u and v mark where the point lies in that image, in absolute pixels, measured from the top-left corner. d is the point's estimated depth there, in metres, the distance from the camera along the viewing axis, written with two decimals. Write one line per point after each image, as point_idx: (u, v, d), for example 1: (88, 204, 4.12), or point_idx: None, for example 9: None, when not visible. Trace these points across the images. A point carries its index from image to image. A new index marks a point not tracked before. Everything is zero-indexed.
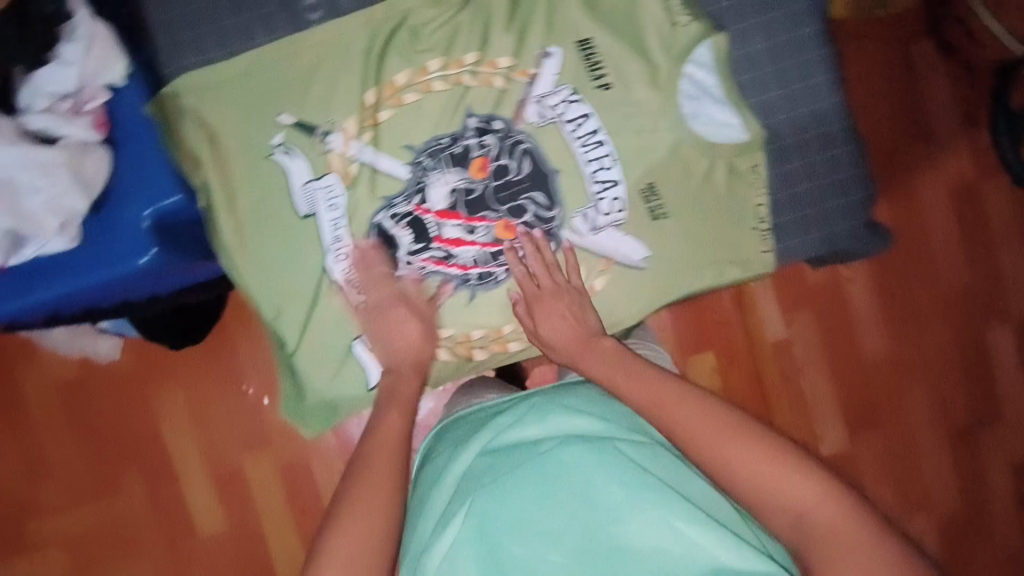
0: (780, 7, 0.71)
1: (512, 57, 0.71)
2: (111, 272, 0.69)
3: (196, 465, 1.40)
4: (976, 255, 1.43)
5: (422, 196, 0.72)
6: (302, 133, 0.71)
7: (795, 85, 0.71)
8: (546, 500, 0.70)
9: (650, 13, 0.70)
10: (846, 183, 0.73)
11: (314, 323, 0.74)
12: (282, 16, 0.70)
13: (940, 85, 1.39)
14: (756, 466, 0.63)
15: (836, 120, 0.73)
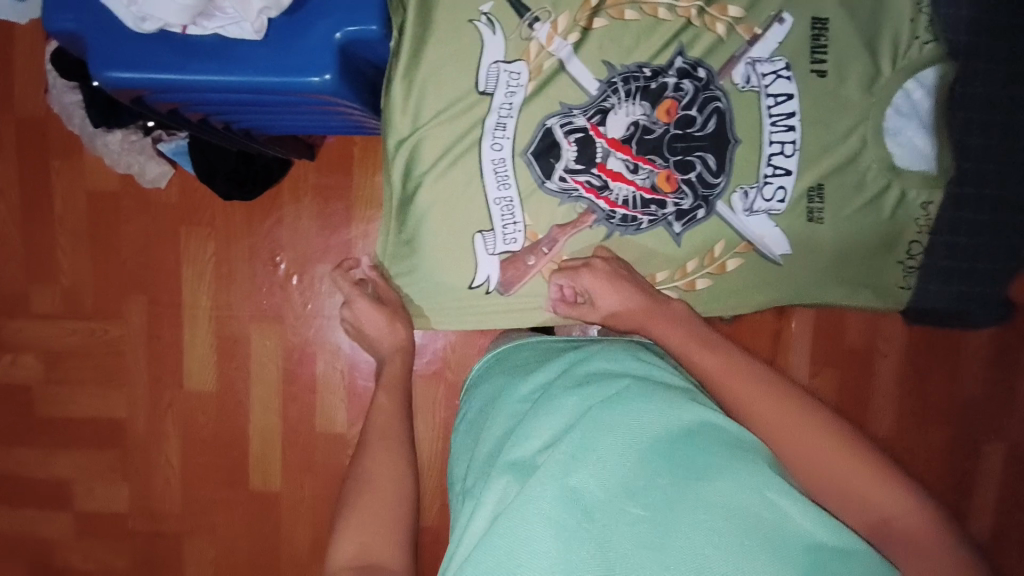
0: (1003, 60, 0.71)
1: (744, 9, 0.68)
2: (275, 78, 0.64)
3: (202, 319, 1.31)
4: (1006, 369, 1.40)
5: (601, 117, 0.70)
6: (512, 12, 0.68)
7: (994, 140, 0.73)
8: (626, 449, 0.56)
9: (894, 17, 0.69)
10: (996, 250, 0.75)
11: (447, 201, 0.71)
12: None
13: None
14: (835, 463, 0.55)
15: (1011, 188, 0.74)
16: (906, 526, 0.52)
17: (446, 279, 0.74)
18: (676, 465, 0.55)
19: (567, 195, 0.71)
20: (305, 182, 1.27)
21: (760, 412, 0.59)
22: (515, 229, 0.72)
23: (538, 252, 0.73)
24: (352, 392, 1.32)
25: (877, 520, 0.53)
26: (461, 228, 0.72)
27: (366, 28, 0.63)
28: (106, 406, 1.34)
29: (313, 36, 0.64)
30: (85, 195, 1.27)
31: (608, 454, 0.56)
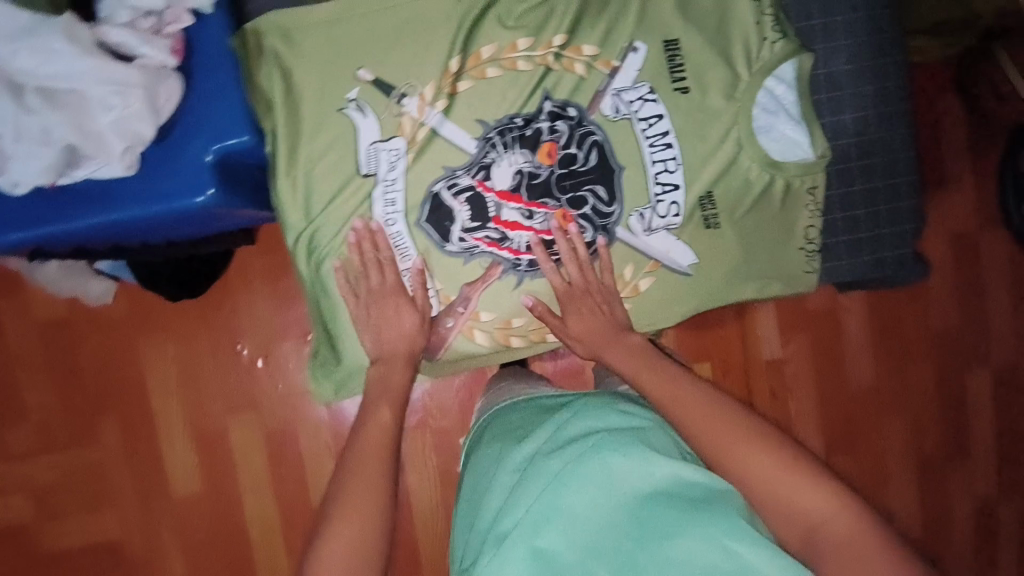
0: (860, 36, 0.73)
1: (599, 45, 0.71)
2: (162, 208, 0.65)
3: (178, 422, 1.30)
4: (970, 296, 1.43)
5: (485, 173, 0.71)
6: (378, 92, 0.69)
7: (871, 110, 0.73)
8: (596, 510, 0.59)
9: (741, 23, 0.71)
10: (898, 211, 0.75)
11: (357, 283, 0.73)
12: None
13: (961, 136, 1.38)
14: (767, 469, 0.60)
15: (900, 151, 0.75)
16: (835, 532, 0.56)
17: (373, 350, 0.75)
18: (643, 526, 0.57)
19: (469, 253, 0.73)
20: (250, 268, 1.27)
21: (710, 431, 0.64)
22: (427, 296, 0.74)
23: (456, 313, 0.74)
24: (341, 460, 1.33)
25: (810, 528, 0.57)
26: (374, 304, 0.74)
27: (239, 140, 0.66)
28: (97, 531, 1.31)
29: (187, 159, 0.65)
30: (33, 327, 1.27)
31: (580, 514, 0.59)
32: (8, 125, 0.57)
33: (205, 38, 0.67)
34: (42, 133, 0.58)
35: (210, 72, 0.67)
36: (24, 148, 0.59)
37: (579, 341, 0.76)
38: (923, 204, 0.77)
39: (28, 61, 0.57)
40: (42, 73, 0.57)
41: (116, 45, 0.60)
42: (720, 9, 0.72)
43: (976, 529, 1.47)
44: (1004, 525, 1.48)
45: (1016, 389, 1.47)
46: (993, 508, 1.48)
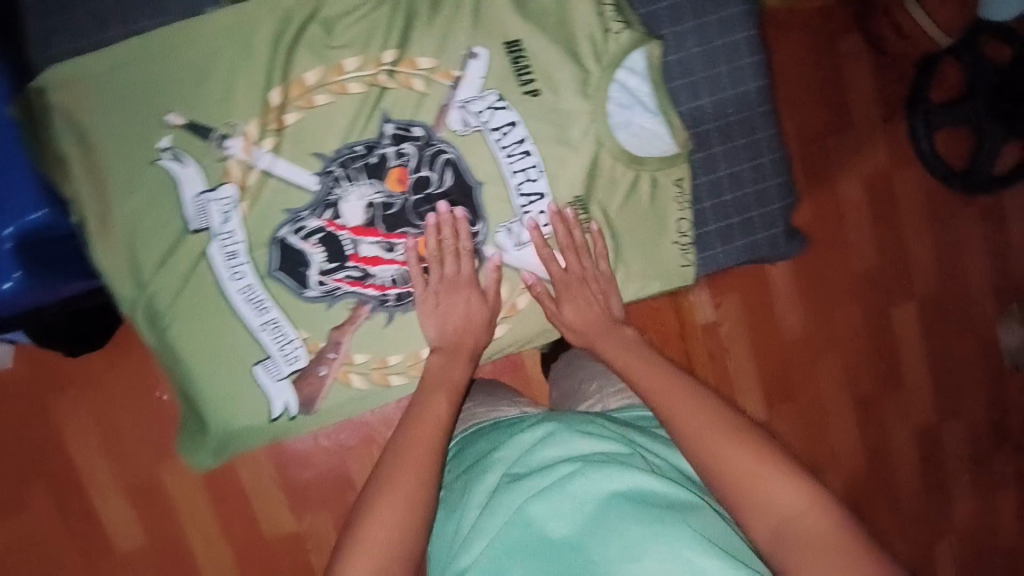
0: (709, 16, 0.69)
1: (434, 56, 0.65)
2: None
3: (109, 479, 1.07)
4: (889, 229, 1.41)
5: (333, 211, 0.66)
6: (195, 138, 0.63)
7: (727, 93, 0.70)
8: (561, 535, 0.56)
9: (582, 15, 0.67)
10: (765, 191, 0.74)
11: (210, 345, 0.67)
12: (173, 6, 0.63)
13: (864, 73, 1.36)
14: (750, 466, 0.57)
15: (762, 131, 0.72)
16: (810, 527, 0.54)
17: (239, 416, 0.69)
18: (609, 546, 0.54)
19: (331, 296, 0.68)
20: None
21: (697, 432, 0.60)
22: (294, 347, 0.68)
23: (328, 360, 0.69)
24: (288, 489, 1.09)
25: (782, 523, 0.55)
26: (233, 366, 0.68)
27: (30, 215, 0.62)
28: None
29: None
30: None
31: (546, 541, 0.56)
32: None
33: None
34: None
35: None
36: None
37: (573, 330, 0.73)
38: (793, 179, 0.76)
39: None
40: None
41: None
42: (559, 2, 0.67)
43: (921, 460, 1.47)
44: (952, 448, 1.49)
45: (942, 315, 1.47)
46: (936, 435, 1.48)
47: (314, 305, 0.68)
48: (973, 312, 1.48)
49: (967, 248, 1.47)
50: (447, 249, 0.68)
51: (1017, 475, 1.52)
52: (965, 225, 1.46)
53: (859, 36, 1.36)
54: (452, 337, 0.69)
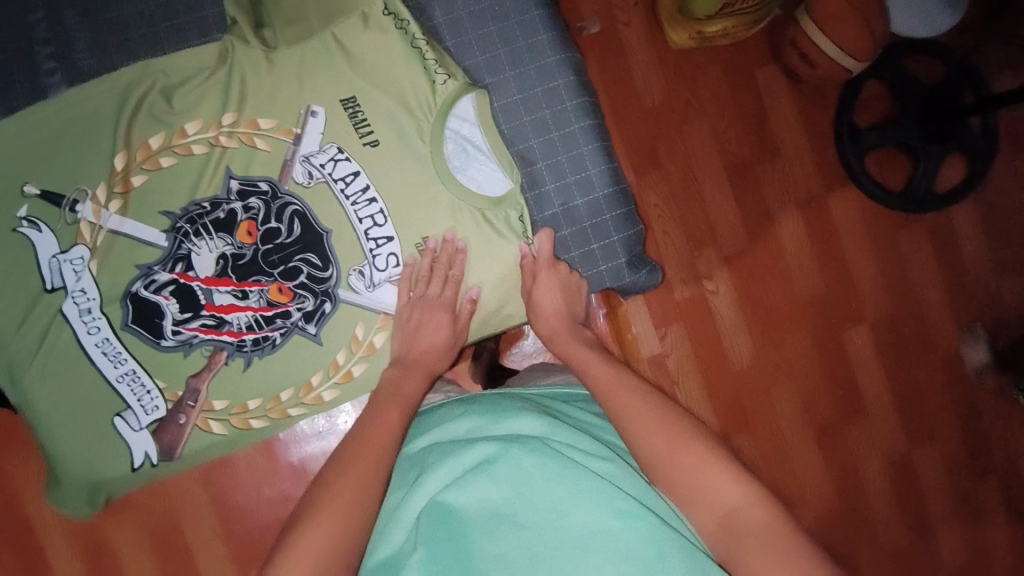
0: (526, 66, 0.75)
1: (275, 118, 0.70)
2: None
3: (60, 540, 1.04)
4: (826, 247, 1.32)
5: (184, 265, 0.69)
6: (48, 205, 0.67)
7: (552, 134, 0.76)
8: (491, 506, 0.57)
9: (409, 69, 0.71)
10: (600, 225, 0.77)
11: (69, 399, 0.69)
12: (19, 84, 0.68)
13: (785, 99, 1.30)
14: (700, 468, 0.61)
15: (592, 165, 0.76)
16: (754, 519, 0.57)
17: (98, 467, 0.70)
18: (536, 510, 0.56)
19: (187, 344, 0.69)
20: None
21: (644, 431, 0.64)
22: (152, 398, 0.69)
23: (187, 408, 0.70)
24: (234, 541, 1.07)
25: (729, 513, 0.58)
26: (91, 419, 0.69)
27: None
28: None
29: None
30: None
31: (475, 517, 0.56)
32: None
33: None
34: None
35: None
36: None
37: (536, 313, 0.76)
38: (634, 211, 0.79)
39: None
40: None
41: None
42: (386, 58, 0.71)
43: (897, 495, 1.34)
44: (924, 477, 1.35)
45: (901, 340, 1.35)
46: (907, 459, 1.35)
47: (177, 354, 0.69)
48: (929, 334, 1.35)
49: (917, 268, 1.34)
50: (432, 273, 0.72)
51: (1005, 502, 1.36)
52: (909, 238, 1.34)
53: (773, 64, 1.30)
54: (412, 357, 0.73)
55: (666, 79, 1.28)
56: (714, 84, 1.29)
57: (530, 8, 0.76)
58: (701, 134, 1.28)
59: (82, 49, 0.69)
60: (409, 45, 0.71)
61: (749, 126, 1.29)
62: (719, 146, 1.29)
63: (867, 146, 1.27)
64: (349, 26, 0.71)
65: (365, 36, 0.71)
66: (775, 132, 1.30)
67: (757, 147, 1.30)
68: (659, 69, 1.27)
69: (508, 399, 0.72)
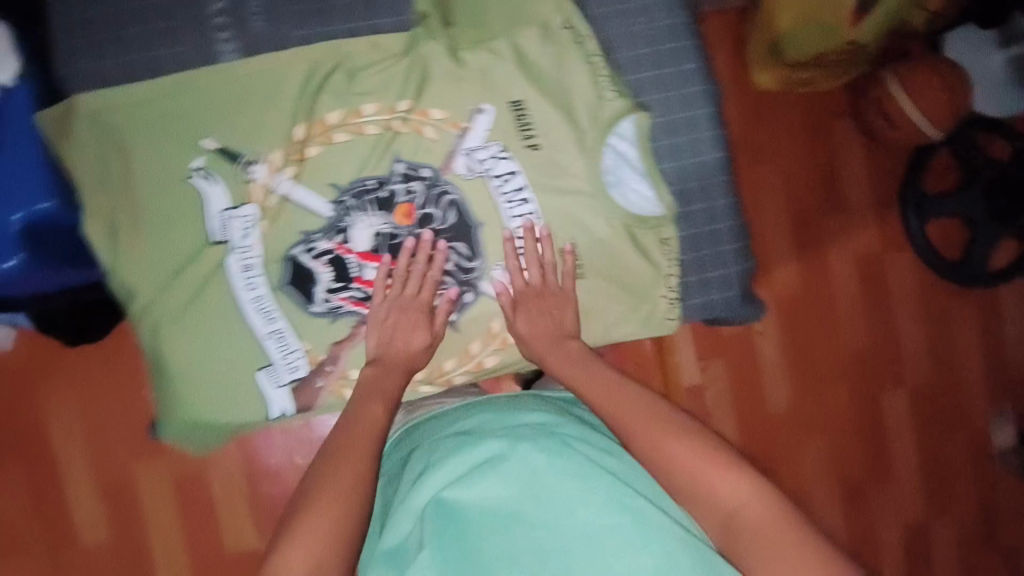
0: (672, 91, 0.76)
1: (446, 109, 0.73)
2: None
3: (84, 477, 1.12)
4: (876, 309, 1.35)
5: (342, 236, 0.72)
6: (224, 161, 0.69)
7: (687, 160, 0.77)
8: (501, 500, 0.61)
9: (579, 82, 0.74)
10: (721, 254, 0.79)
11: (210, 347, 0.70)
12: (189, 37, 0.67)
13: (858, 157, 1.34)
14: (689, 461, 0.66)
15: (719, 197, 0.79)
16: (754, 518, 0.62)
17: (229, 417, 0.72)
18: (545, 507, 0.60)
19: (334, 313, 0.72)
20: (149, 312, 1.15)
21: (631, 424, 0.70)
22: (295, 357, 0.71)
23: (325, 373, 0.73)
24: (257, 506, 1.14)
25: (729, 514, 0.63)
26: (230, 371, 0.71)
27: (44, 204, 0.66)
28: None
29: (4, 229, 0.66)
30: None
31: (481, 511, 0.61)
32: None
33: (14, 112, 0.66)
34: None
35: (16, 143, 0.66)
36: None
37: (528, 345, 0.75)
38: (749, 246, 0.81)
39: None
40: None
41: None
42: (559, 69, 0.74)
43: (908, 559, 1.36)
44: (937, 547, 1.37)
45: (935, 409, 1.38)
46: (924, 528, 1.37)
47: (326, 320, 0.72)
48: (963, 408, 1.39)
49: (960, 341, 1.39)
50: (410, 273, 0.72)
51: None
52: (957, 313, 1.38)
53: (850, 120, 1.33)
54: (392, 356, 0.73)
55: (749, 126, 1.31)
56: (795, 134, 1.31)
57: (682, 38, 0.76)
58: (771, 180, 1.31)
59: (255, 12, 0.68)
60: (583, 61, 0.74)
61: (822, 179, 1.32)
62: (791, 196, 1.31)
63: (931, 214, 1.28)
64: (530, 34, 0.73)
65: (543, 45, 0.73)
66: (845, 188, 1.33)
67: (827, 201, 1.32)
68: (746, 112, 1.30)
69: (518, 403, 0.77)
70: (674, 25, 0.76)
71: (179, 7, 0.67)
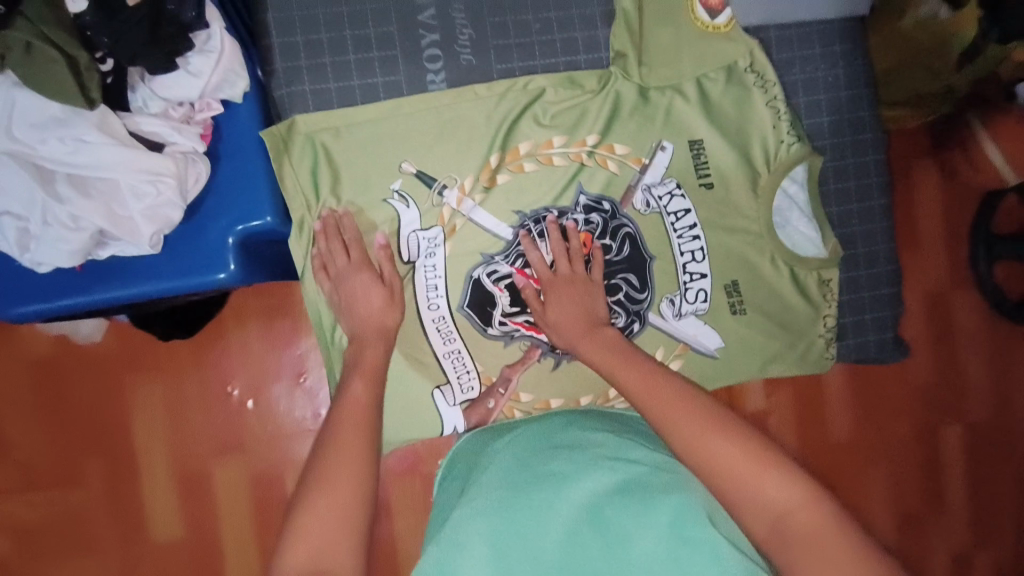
0: (847, 137, 0.78)
1: (629, 145, 0.75)
2: (190, 281, 0.65)
3: (163, 466, 1.09)
4: (948, 340, 1.24)
5: (523, 260, 0.74)
6: (420, 184, 0.73)
7: (853, 205, 0.79)
8: (547, 523, 0.57)
9: (759, 125, 0.76)
10: (879, 297, 0.81)
11: (395, 364, 0.74)
12: (402, 67, 0.72)
13: (935, 196, 1.21)
14: (735, 467, 0.55)
15: (881, 242, 0.80)
16: (805, 526, 0.50)
17: (406, 429, 0.75)
18: (602, 534, 0.55)
19: (509, 336, 0.75)
20: (246, 309, 1.08)
21: (678, 422, 0.59)
22: (469, 378, 0.75)
23: (496, 394, 0.76)
24: None
25: (779, 520, 0.52)
26: (412, 385, 0.74)
27: (262, 220, 0.66)
28: None
29: (213, 234, 0.65)
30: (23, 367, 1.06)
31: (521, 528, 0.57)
32: (40, 212, 0.55)
33: (234, 124, 0.67)
34: (70, 220, 0.55)
35: (236, 156, 0.67)
36: (49, 233, 0.56)
37: (556, 330, 0.70)
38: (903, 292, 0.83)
39: (57, 148, 0.55)
40: (70, 163, 0.55)
41: (146, 133, 0.59)
42: (741, 112, 0.76)
43: None
44: None
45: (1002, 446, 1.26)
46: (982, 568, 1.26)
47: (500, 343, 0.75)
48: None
49: None
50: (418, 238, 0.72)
51: None
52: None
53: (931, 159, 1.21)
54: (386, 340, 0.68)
55: None
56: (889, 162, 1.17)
57: (860, 86, 0.78)
58: None
59: (464, 45, 0.72)
60: (765, 105, 0.76)
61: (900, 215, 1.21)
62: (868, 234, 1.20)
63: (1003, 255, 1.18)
64: (715, 77, 0.75)
65: (726, 89, 0.76)
66: (921, 226, 1.22)
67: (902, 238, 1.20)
68: None
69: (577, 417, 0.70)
70: (853, 73, 0.78)
71: (398, 38, 0.71)
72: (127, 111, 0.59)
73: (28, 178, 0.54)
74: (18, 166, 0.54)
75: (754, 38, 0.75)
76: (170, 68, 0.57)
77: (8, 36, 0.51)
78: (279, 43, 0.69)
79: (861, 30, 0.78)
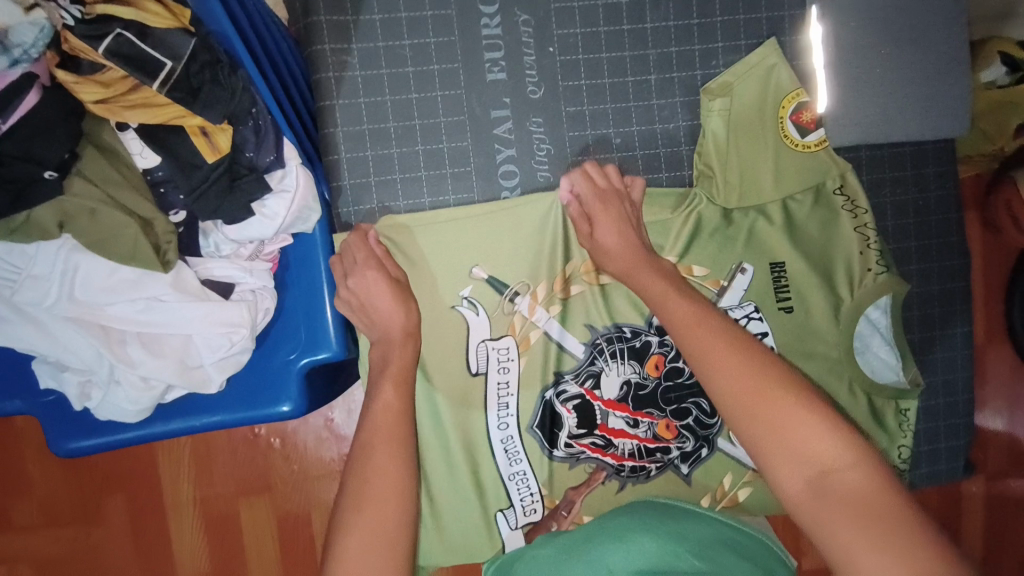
0: (932, 263, 0.75)
1: (708, 267, 0.71)
2: (253, 413, 0.63)
3: (188, 507, 0.98)
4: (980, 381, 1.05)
5: (593, 381, 0.71)
6: (493, 292, 0.68)
7: (934, 331, 0.76)
8: None
9: (845, 247, 0.72)
10: (955, 428, 0.78)
11: (460, 485, 0.70)
12: (475, 182, 0.67)
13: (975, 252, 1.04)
14: (781, 415, 0.50)
15: (961, 371, 0.78)
16: (853, 485, 0.47)
17: (461, 552, 0.71)
18: None
19: (574, 458, 0.71)
20: None
21: (717, 362, 0.54)
22: (534, 501, 0.71)
23: (559, 517, 0.71)
24: None
25: (823, 476, 0.48)
26: (470, 509, 0.70)
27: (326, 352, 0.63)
28: None
29: (277, 364, 0.64)
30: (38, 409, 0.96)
31: None
32: (109, 376, 0.55)
33: (302, 249, 0.64)
34: (140, 381, 0.55)
35: (301, 282, 0.64)
36: (117, 390, 0.55)
37: (606, 260, 0.65)
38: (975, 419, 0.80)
39: (128, 309, 0.54)
40: (141, 321, 0.54)
41: (217, 276, 0.58)
42: (827, 234, 0.72)
43: None
44: None
45: None
46: None
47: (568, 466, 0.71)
48: None
49: None
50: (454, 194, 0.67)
51: None
52: None
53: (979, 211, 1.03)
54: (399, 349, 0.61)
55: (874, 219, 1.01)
56: None
57: (948, 211, 0.75)
58: None
59: (541, 160, 0.68)
60: (854, 229, 0.72)
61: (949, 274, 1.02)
62: None
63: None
64: (802, 199, 0.72)
65: (813, 210, 0.72)
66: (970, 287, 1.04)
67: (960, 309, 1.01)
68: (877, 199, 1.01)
69: (640, 505, 0.63)
70: (943, 196, 0.75)
71: (474, 152, 0.67)
72: (197, 255, 0.57)
73: (92, 341, 0.53)
74: (81, 331, 0.53)
75: (845, 160, 0.72)
76: (242, 216, 0.54)
77: (74, 205, 0.50)
78: (347, 158, 0.64)
79: (951, 152, 0.75)
